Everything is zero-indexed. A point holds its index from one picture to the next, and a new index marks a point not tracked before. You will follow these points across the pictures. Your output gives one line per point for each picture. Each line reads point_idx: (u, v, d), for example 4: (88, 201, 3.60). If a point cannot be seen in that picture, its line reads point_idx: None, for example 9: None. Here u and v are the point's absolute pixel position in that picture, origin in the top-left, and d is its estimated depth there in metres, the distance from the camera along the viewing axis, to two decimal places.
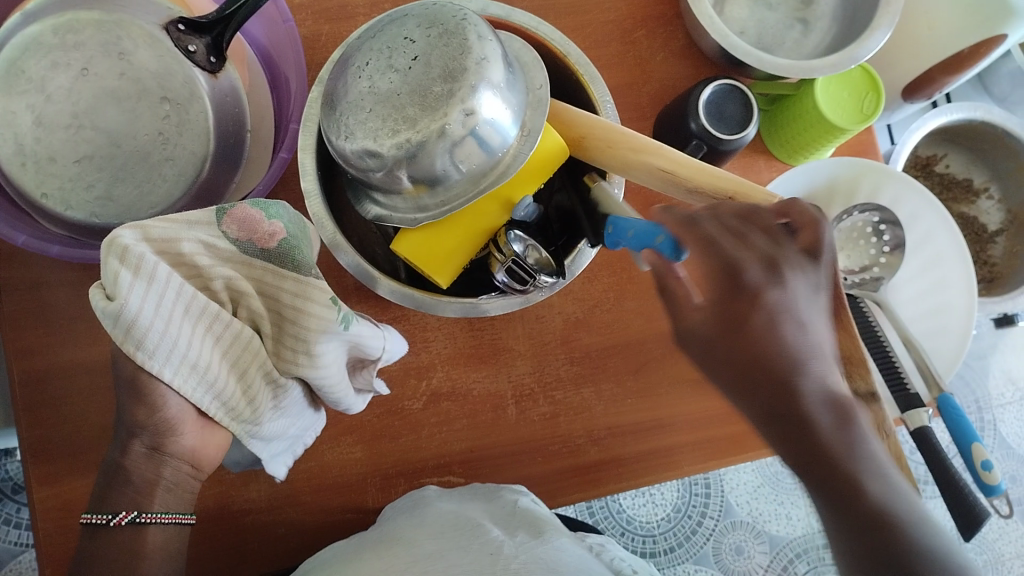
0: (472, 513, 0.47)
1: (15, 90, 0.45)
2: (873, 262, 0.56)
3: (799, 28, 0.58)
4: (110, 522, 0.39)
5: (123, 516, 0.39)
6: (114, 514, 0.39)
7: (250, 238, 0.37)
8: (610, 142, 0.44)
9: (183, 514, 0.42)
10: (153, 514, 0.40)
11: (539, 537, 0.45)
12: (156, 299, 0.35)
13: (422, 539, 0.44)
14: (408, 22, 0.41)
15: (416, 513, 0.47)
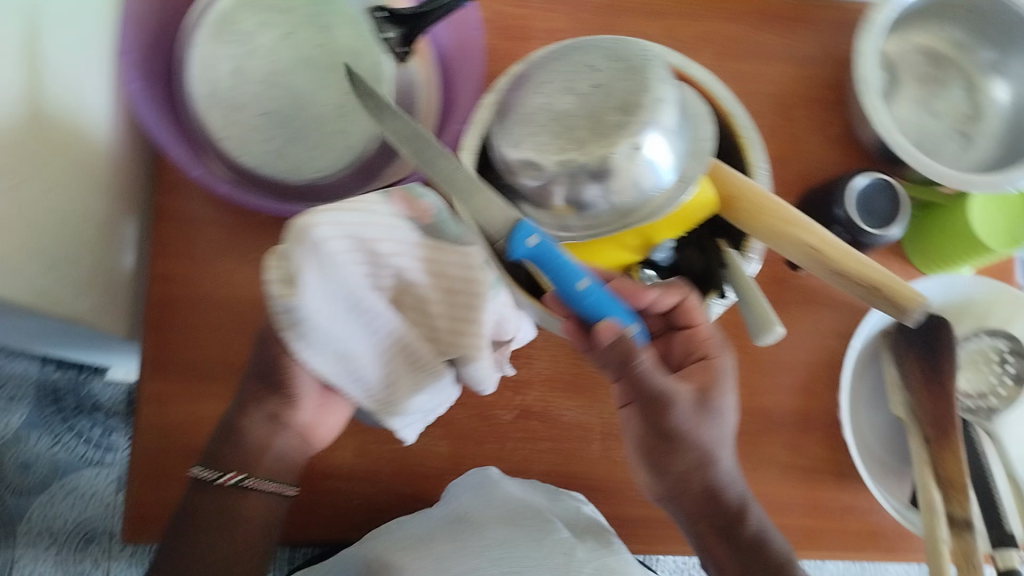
0: (537, 508, 0.50)
1: (224, 39, 0.50)
2: (992, 391, 0.54)
3: (960, 141, 0.57)
4: None
5: (231, 476, 0.47)
6: (224, 474, 0.47)
7: (411, 217, 0.43)
8: (760, 209, 0.44)
9: None
10: None
11: (607, 546, 0.48)
12: (336, 284, 0.40)
13: (491, 526, 0.49)
14: (594, 53, 0.44)
15: (486, 496, 0.50)
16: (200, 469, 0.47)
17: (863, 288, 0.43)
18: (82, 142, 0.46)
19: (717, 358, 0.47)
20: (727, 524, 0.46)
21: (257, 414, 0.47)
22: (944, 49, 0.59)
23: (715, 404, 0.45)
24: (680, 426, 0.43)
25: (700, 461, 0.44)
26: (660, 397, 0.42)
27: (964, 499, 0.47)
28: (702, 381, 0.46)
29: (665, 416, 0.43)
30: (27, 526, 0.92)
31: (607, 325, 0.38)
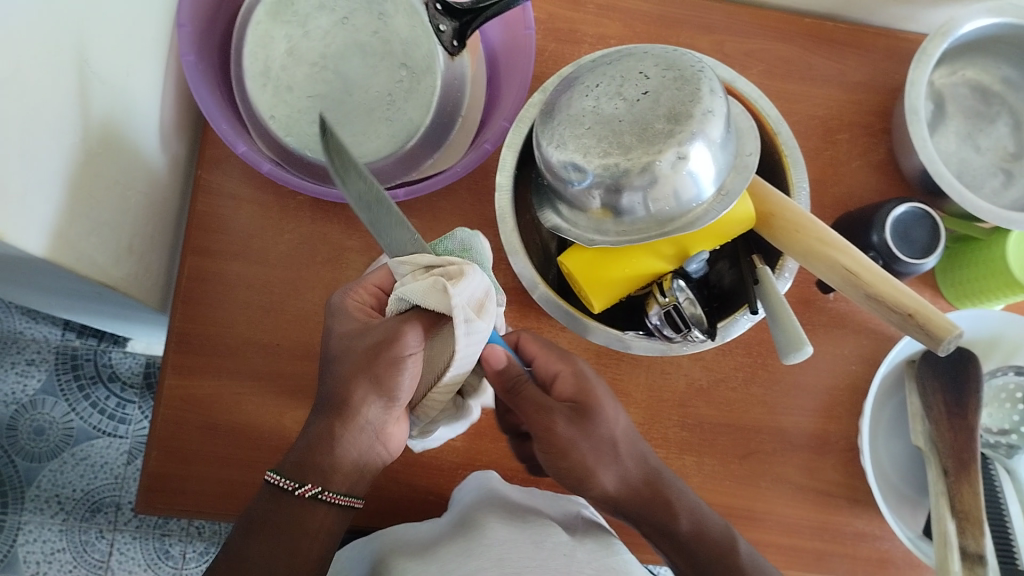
0: (537, 513, 0.47)
1: (280, 19, 0.51)
2: (1014, 427, 0.54)
3: (1002, 178, 0.57)
4: (295, 490, 0.38)
5: (310, 488, 0.38)
6: (302, 484, 0.38)
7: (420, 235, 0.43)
8: (798, 227, 0.44)
9: (353, 496, 0.39)
10: (333, 493, 0.38)
11: (609, 548, 0.44)
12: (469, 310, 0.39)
13: (493, 527, 0.43)
14: (646, 60, 0.44)
15: (485, 498, 0.47)
16: (281, 477, 0.38)
17: (897, 316, 0.42)
18: (134, 108, 0.46)
19: (572, 365, 0.46)
20: (661, 520, 0.44)
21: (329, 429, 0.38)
22: (993, 84, 0.59)
23: (594, 415, 0.44)
24: (562, 438, 0.43)
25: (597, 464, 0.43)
26: (546, 409, 0.43)
27: (979, 533, 0.47)
28: (571, 395, 0.45)
29: (549, 433, 0.43)
30: (36, 492, 0.93)
31: (494, 352, 0.41)
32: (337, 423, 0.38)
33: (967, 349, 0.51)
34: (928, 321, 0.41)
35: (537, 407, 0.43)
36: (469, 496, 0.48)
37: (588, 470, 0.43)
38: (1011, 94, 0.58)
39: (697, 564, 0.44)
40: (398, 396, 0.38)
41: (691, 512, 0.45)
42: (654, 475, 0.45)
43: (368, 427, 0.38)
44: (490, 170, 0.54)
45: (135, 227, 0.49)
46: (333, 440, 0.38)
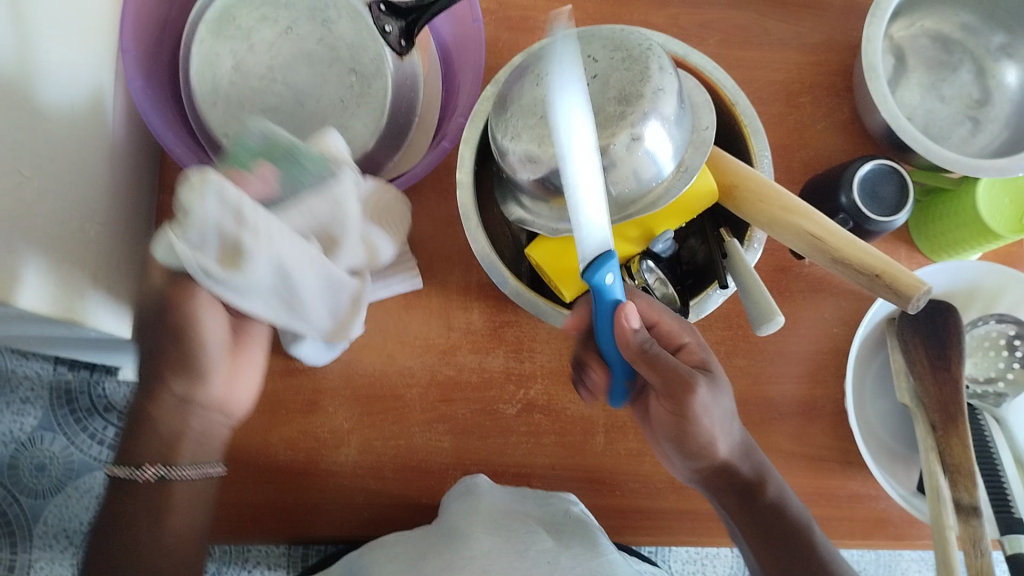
0: (522, 516, 0.47)
1: (223, 35, 0.50)
2: (1000, 375, 0.54)
3: (969, 126, 0.57)
4: (136, 475, 0.41)
5: (151, 472, 0.41)
6: (142, 469, 0.41)
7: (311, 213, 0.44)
8: (762, 197, 0.44)
9: (210, 467, 0.43)
10: (178, 468, 0.42)
11: (592, 548, 0.45)
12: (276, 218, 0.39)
13: (478, 533, 0.45)
14: (593, 42, 0.43)
15: (470, 499, 0.47)
16: (125, 468, 0.42)
17: (865, 277, 0.41)
18: (85, 143, 0.46)
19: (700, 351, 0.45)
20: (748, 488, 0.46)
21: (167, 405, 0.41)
22: (953, 33, 0.58)
23: (720, 385, 0.45)
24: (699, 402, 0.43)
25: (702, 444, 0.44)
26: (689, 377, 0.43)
27: (971, 485, 0.47)
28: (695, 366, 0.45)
29: (689, 397, 0.43)
30: (43, 528, 0.92)
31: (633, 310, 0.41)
32: (179, 386, 0.41)
33: (945, 301, 0.51)
34: (896, 280, 0.41)
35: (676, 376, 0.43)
36: (455, 504, 0.48)
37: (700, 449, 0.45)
38: (972, 40, 0.58)
39: (774, 537, 0.45)
40: (207, 338, 0.41)
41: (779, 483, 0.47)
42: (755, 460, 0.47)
43: (173, 397, 0.41)
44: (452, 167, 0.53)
45: (98, 258, 0.49)
46: (151, 422, 0.41)
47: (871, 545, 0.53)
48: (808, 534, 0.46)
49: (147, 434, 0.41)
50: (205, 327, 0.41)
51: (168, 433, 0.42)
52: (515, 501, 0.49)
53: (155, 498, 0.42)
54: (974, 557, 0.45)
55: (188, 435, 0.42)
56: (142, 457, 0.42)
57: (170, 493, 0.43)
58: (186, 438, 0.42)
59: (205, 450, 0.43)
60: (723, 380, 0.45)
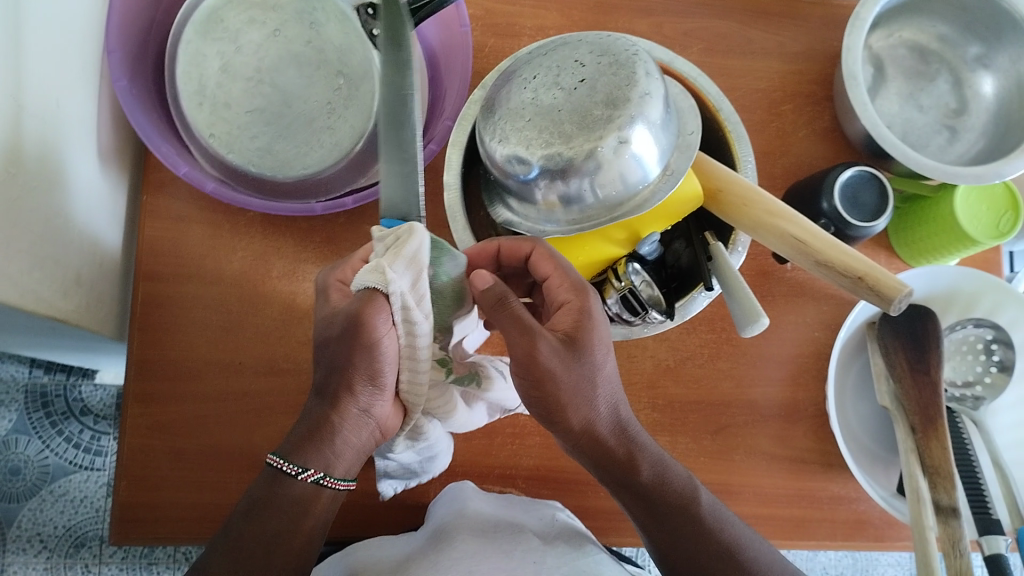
0: (510, 519, 0.47)
1: (211, 36, 0.50)
2: (978, 379, 0.55)
3: (946, 135, 0.58)
4: (297, 475, 0.39)
5: (312, 475, 0.39)
6: (306, 470, 0.39)
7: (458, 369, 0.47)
8: (746, 202, 0.45)
9: (344, 479, 0.40)
10: (332, 478, 0.40)
11: (579, 549, 0.45)
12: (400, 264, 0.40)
13: (465, 535, 0.44)
14: (580, 47, 0.44)
15: (457, 505, 0.47)
16: (282, 462, 0.39)
17: (848, 280, 0.42)
18: (70, 140, 0.46)
19: (581, 294, 0.42)
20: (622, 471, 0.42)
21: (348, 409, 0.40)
22: (931, 43, 0.59)
23: (586, 351, 0.41)
24: (543, 361, 0.39)
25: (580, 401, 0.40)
26: (534, 331, 0.39)
27: (950, 486, 0.48)
28: (567, 329, 0.41)
29: (534, 360, 0.39)
30: (17, 533, 0.91)
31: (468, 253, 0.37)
32: (331, 413, 0.40)
33: (924, 306, 0.52)
34: (877, 282, 0.41)
35: (520, 328, 0.39)
36: (442, 511, 0.48)
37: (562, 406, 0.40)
38: (948, 51, 0.59)
39: (658, 517, 0.42)
40: (385, 377, 0.40)
41: (655, 461, 0.43)
42: (625, 434, 0.43)
43: (359, 409, 0.40)
44: (438, 171, 0.54)
45: (81, 257, 0.49)
46: (331, 431, 0.40)
47: (852, 546, 0.54)
48: (695, 508, 0.43)
49: (308, 437, 0.39)
50: (380, 339, 0.38)
51: (338, 445, 0.40)
52: (504, 508, 0.49)
53: (300, 505, 0.39)
54: (953, 557, 0.46)
55: (343, 449, 0.40)
56: (306, 457, 0.39)
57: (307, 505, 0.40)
58: (347, 450, 0.40)
59: (358, 463, 0.42)
60: (606, 343, 0.42)
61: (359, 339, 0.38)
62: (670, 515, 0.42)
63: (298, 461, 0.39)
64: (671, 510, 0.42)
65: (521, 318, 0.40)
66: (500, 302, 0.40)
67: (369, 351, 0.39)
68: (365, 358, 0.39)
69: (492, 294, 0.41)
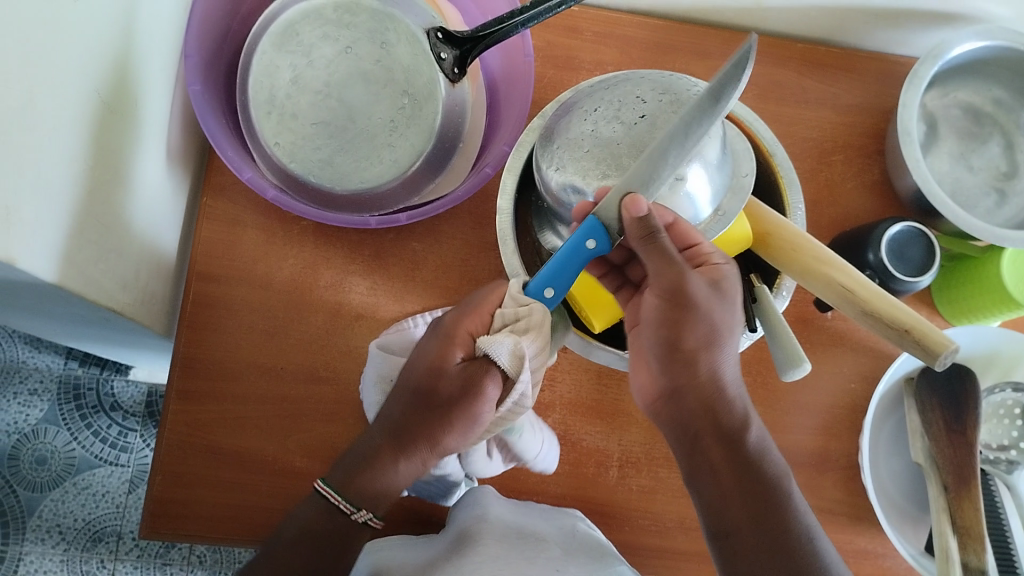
0: (532, 528, 0.47)
1: (284, 49, 0.52)
2: (1013, 443, 0.54)
3: (994, 197, 0.58)
4: (353, 514, 0.41)
5: (364, 515, 0.42)
6: (360, 511, 0.42)
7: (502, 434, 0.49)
8: (795, 247, 0.45)
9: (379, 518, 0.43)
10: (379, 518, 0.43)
11: (601, 561, 0.44)
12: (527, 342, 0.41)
13: (486, 543, 0.44)
14: (642, 84, 0.45)
15: (478, 513, 0.47)
16: (337, 497, 0.42)
17: (894, 332, 0.42)
18: (143, 138, 0.48)
19: (731, 266, 0.42)
20: (735, 435, 0.42)
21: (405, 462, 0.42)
22: (985, 106, 0.60)
23: (732, 300, 0.42)
24: (689, 283, 0.40)
25: (709, 336, 0.41)
26: (686, 269, 0.41)
27: (980, 548, 0.47)
28: (715, 277, 0.41)
29: (681, 288, 0.41)
30: (38, 522, 0.92)
31: (637, 198, 0.39)
32: (397, 456, 0.42)
33: (961, 365, 0.52)
34: (923, 337, 0.42)
35: (667, 260, 0.40)
36: (464, 514, 0.48)
37: (688, 344, 0.41)
38: (1002, 115, 0.59)
39: (757, 486, 0.41)
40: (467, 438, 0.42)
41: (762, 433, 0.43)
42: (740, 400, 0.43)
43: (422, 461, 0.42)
44: (490, 195, 0.55)
45: (141, 253, 0.50)
46: (384, 471, 0.42)
47: None
48: (785, 488, 0.41)
49: (368, 478, 0.42)
50: (484, 410, 0.40)
51: (391, 487, 0.42)
52: (524, 516, 0.49)
53: (342, 537, 0.42)
54: None
55: (389, 490, 0.42)
56: (364, 499, 0.42)
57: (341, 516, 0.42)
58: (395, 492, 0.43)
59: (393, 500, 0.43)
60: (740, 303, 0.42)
61: (469, 402, 0.40)
62: (753, 488, 0.41)
63: (354, 498, 0.41)
64: (762, 489, 0.41)
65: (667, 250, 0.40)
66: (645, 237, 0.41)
67: (469, 416, 0.41)
68: (458, 420, 0.41)
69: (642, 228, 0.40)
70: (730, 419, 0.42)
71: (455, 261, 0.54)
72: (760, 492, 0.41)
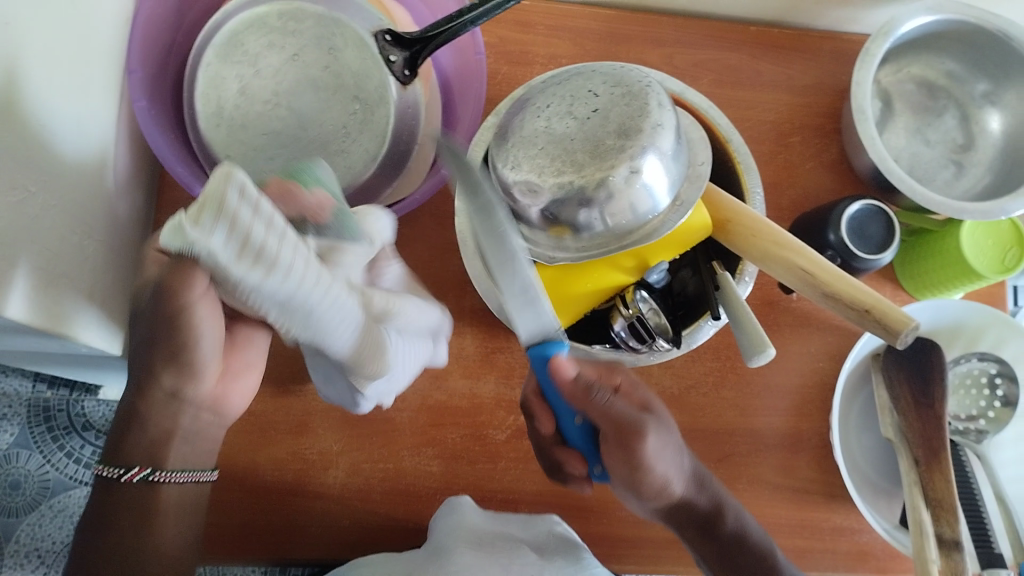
0: (508, 534, 0.47)
1: (230, 59, 0.51)
2: (981, 413, 0.55)
3: (952, 170, 0.58)
4: (122, 476, 0.38)
5: (135, 474, 0.38)
6: (128, 470, 0.38)
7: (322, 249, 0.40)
8: (755, 232, 0.45)
9: (202, 471, 0.42)
10: (167, 472, 0.39)
11: (577, 565, 0.45)
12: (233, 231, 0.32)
13: (463, 552, 0.44)
14: (594, 78, 0.44)
15: (454, 520, 0.47)
16: (102, 467, 0.39)
17: (855, 313, 0.43)
18: (88, 157, 0.47)
19: (625, 379, 0.44)
20: (709, 518, 0.45)
21: (156, 394, 0.38)
22: (938, 79, 0.60)
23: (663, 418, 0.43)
24: (645, 450, 0.41)
25: (666, 480, 0.43)
26: (624, 423, 0.41)
27: (953, 519, 0.48)
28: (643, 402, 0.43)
29: (638, 445, 0.41)
30: (15, 548, 0.91)
31: (561, 364, 0.40)
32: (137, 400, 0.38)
33: (926, 339, 0.52)
34: (884, 315, 0.42)
35: (615, 419, 0.41)
36: (441, 521, 0.48)
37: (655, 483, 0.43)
38: (956, 87, 0.60)
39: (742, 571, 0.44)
40: (201, 363, 0.38)
41: (736, 514, 0.46)
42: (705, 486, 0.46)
43: (163, 393, 0.38)
44: (448, 195, 0.54)
45: (94, 274, 0.49)
46: (139, 419, 0.38)
47: None
48: (771, 560, 0.45)
49: (135, 436, 0.38)
50: (200, 325, 0.37)
51: (152, 436, 0.38)
52: (498, 521, 0.49)
53: (141, 504, 0.39)
54: None
55: (158, 438, 0.39)
56: (131, 456, 0.38)
57: (158, 498, 0.39)
58: (175, 438, 0.39)
59: (196, 450, 0.41)
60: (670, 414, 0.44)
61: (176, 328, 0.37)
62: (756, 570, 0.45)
63: (116, 462, 0.38)
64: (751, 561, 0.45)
65: (608, 408, 0.41)
66: (585, 397, 0.41)
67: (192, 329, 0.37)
68: (167, 333, 0.37)
69: (575, 389, 0.41)
70: (722, 524, 0.45)
71: (417, 263, 0.54)
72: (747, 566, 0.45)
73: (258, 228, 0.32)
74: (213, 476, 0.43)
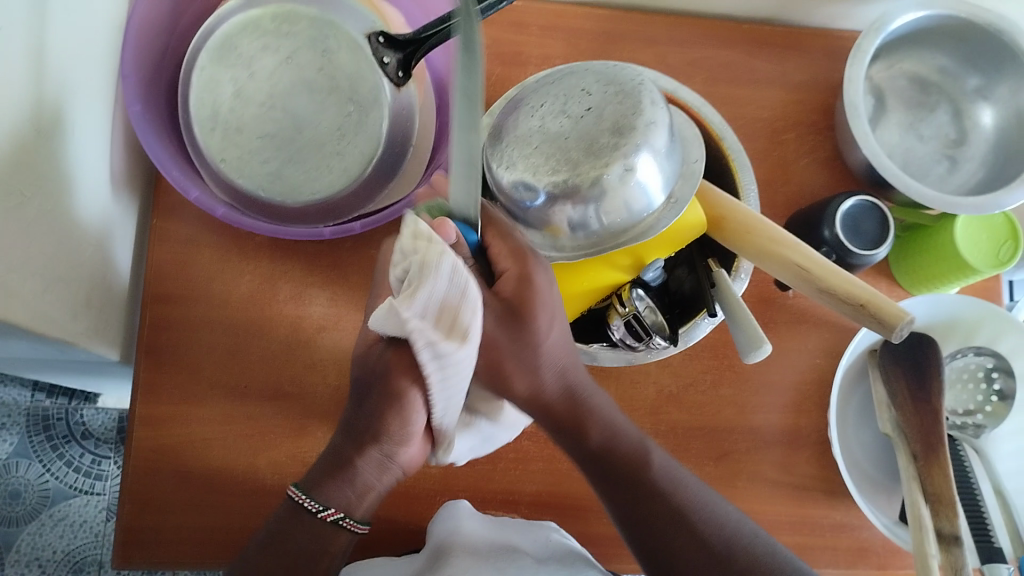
0: (505, 540, 0.47)
1: (224, 63, 0.51)
2: (979, 408, 0.56)
3: (946, 165, 0.59)
4: (320, 512, 0.43)
5: (333, 514, 0.43)
6: (327, 509, 0.43)
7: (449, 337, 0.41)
8: (749, 229, 0.45)
9: (361, 522, 0.44)
10: (353, 520, 0.44)
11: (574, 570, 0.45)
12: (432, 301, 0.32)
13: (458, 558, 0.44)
14: (587, 76, 0.45)
15: (451, 523, 0.48)
16: (304, 498, 0.43)
17: (850, 307, 0.43)
18: (85, 163, 0.47)
19: (522, 262, 0.43)
20: (576, 427, 0.45)
21: (370, 455, 0.44)
22: (931, 75, 0.60)
23: (528, 321, 0.42)
24: (485, 333, 0.42)
25: (527, 370, 0.43)
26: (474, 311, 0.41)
27: (952, 514, 0.48)
28: (509, 296, 0.42)
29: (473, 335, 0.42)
30: (16, 557, 0.91)
31: (442, 224, 0.37)
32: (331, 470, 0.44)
33: (923, 333, 0.53)
34: (878, 309, 0.42)
35: None
36: (440, 525, 0.48)
37: (506, 371, 0.43)
38: (949, 83, 0.60)
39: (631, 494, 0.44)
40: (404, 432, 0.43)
41: (604, 427, 0.45)
42: (575, 397, 0.45)
43: (383, 456, 0.44)
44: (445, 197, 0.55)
45: (91, 280, 0.49)
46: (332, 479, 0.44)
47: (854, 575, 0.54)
48: (644, 463, 0.44)
49: (342, 481, 0.44)
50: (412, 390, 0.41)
51: (358, 487, 0.44)
52: (498, 529, 0.49)
53: (319, 542, 0.43)
54: None
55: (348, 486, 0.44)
56: (331, 498, 0.43)
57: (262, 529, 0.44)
58: (371, 492, 0.45)
59: (371, 504, 0.45)
60: (548, 315, 0.43)
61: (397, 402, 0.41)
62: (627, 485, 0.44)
63: (319, 497, 0.43)
64: (621, 471, 0.44)
65: None
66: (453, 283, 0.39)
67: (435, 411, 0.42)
68: (401, 411, 0.41)
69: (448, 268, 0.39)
70: (569, 419, 0.45)
71: None
72: (619, 480, 0.44)
73: (463, 312, 0.33)
74: (365, 528, 0.45)
